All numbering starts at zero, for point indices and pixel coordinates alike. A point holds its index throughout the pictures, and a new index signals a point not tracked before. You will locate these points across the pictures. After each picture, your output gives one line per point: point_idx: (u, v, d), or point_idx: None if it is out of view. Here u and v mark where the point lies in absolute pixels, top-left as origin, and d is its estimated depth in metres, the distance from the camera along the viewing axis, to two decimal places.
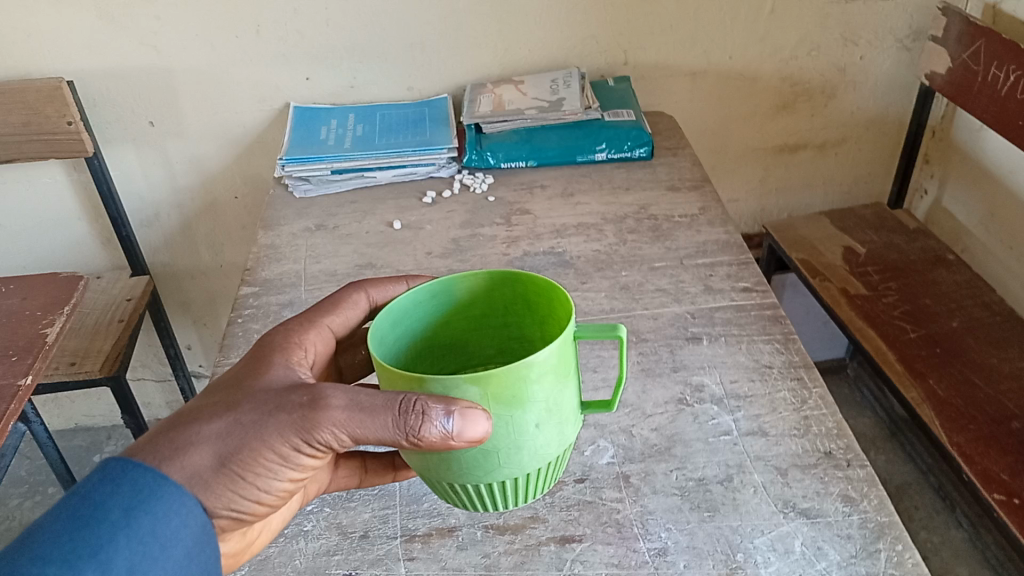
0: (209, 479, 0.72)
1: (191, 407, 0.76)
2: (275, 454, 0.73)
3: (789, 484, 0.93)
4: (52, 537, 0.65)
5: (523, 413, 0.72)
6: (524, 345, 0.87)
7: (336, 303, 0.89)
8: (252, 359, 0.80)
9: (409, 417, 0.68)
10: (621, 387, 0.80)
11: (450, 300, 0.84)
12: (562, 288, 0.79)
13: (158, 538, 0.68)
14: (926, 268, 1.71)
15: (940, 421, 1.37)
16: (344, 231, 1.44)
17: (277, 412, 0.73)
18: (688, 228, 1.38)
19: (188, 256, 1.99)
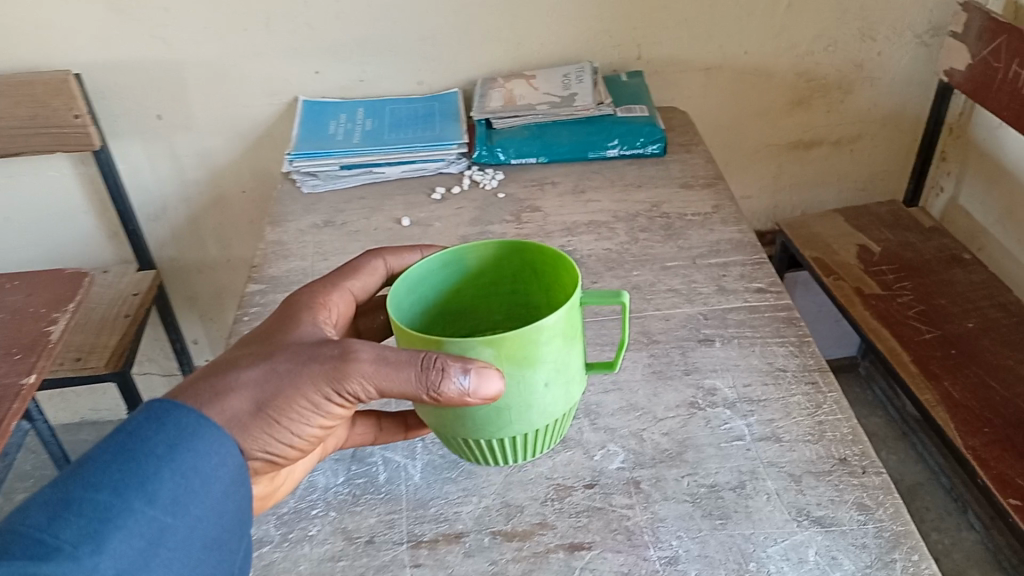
0: (245, 424, 0.75)
1: (228, 357, 0.80)
2: (308, 402, 0.76)
3: (803, 492, 0.91)
4: (102, 467, 0.67)
5: (533, 373, 0.78)
6: (531, 310, 0.93)
7: (354, 268, 0.92)
8: (285, 314, 0.84)
9: (428, 373, 0.72)
10: (623, 349, 0.87)
11: (462, 268, 0.90)
12: (567, 257, 0.85)
13: (200, 475, 0.70)
14: (942, 268, 1.68)
15: (956, 425, 1.34)
16: (352, 227, 1.43)
17: (312, 362, 0.76)
18: (701, 227, 1.36)
19: (196, 249, 1.98)
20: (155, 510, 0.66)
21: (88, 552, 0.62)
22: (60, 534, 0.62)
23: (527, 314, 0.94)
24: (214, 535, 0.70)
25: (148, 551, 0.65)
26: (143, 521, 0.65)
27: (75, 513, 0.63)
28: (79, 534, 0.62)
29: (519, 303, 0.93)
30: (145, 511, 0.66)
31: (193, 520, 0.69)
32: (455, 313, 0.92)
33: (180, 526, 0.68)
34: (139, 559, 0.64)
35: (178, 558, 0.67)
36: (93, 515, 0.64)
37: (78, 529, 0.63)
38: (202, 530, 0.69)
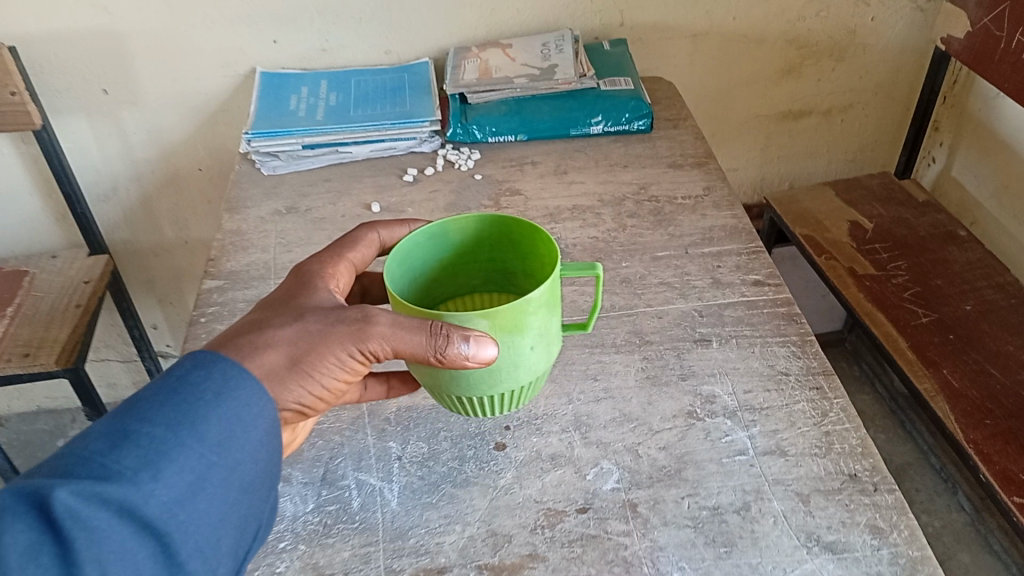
0: (281, 379, 0.72)
1: (253, 317, 0.78)
2: (335, 360, 0.75)
3: (813, 514, 0.85)
4: (157, 406, 0.66)
5: (524, 343, 0.76)
6: (510, 280, 0.88)
7: (344, 240, 0.87)
8: (295, 281, 0.81)
9: (436, 338, 0.71)
10: (596, 311, 0.88)
11: (446, 243, 0.84)
12: (545, 230, 0.80)
13: (244, 422, 0.68)
14: (937, 245, 1.62)
15: (956, 416, 1.29)
16: (316, 214, 1.32)
17: (338, 322, 0.75)
18: (692, 212, 1.27)
19: (151, 232, 1.85)
20: (204, 450, 0.65)
21: (143, 481, 0.61)
22: (117, 462, 0.61)
23: (507, 288, 0.88)
24: (254, 482, 0.68)
25: (196, 488, 0.64)
26: (193, 458, 0.64)
27: (130, 445, 0.63)
28: (136, 463, 0.62)
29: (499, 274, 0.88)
30: (195, 448, 0.65)
31: (237, 465, 0.67)
32: (436, 287, 0.86)
33: (224, 468, 0.66)
34: (186, 495, 0.63)
35: (221, 499, 0.65)
36: (148, 448, 0.63)
37: (135, 458, 0.62)
38: (243, 476, 0.67)
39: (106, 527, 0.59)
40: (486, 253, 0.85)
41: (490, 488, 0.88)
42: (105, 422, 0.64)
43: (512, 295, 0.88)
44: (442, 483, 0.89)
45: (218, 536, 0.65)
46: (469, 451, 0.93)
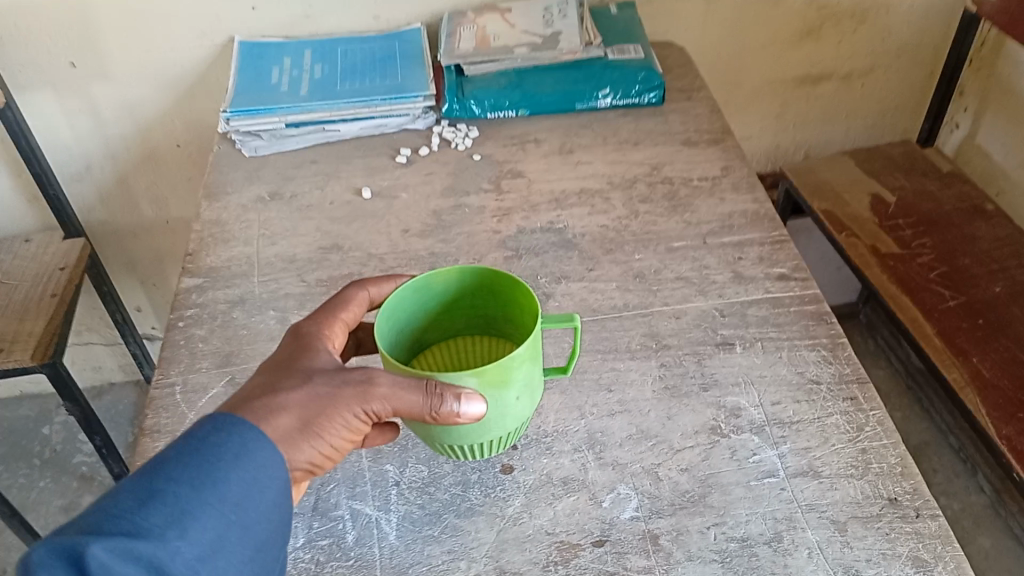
0: (293, 442, 0.68)
1: (256, 379, 0.72)
2: (343, 424, 0.71)
3: (851, 546, 0.77)
4: (179, 465, 0.63)
5: (512, 396, 0.74)
6: (492, 328, 0.83)
7: (334, 300, 0.80)
8: (291, 343, 0.75)
9: (431, 397, 0.69)
10: (575, 354, 0.80)
11: (431, 294, 0.78)
12: (526, 283, 0.75)
13: (262, 482, 0.65)
14: (963, 220, 1.52)
15: (987, 410, 1.21)
16: (302, 201, 1.22)
17: (345, 383, 0.70)
18: (710, 195, 1.18)
19: (129, 212, 1.75)
20: (225, 511, 0.62)
21: (169, 541, 0.59)
22: (143, 522, 0.59)
23: (485, 332, 0.84)
24: (268, 543, 0.65)
25: (216, 550, 0.61)
26: (215, 519, 0.61)
27: (156, 503, 0.60)
28: (162, 522, 0.59)
29: (481, 322, 0.83)
30: (216, 507, 0.62)
31: (254, 526, 0.64)
32: (421, 337, 0.81)
33: (242, 530, 0.63)
34: (207, 557, 0.60)
35: (239, 562, 0.62)
36: (175, 505, 0.60)
37: (163, 516, 0.60)
38: (260, 537, 0.64)
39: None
40: (469, 303, 0.80)
41: (497, 518, 0.81)
42: (130, 479, 0.62)
43: (491, 341, 0.83)
44: (445, 513, 0.82)
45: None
46: (473, 476, 0.85)
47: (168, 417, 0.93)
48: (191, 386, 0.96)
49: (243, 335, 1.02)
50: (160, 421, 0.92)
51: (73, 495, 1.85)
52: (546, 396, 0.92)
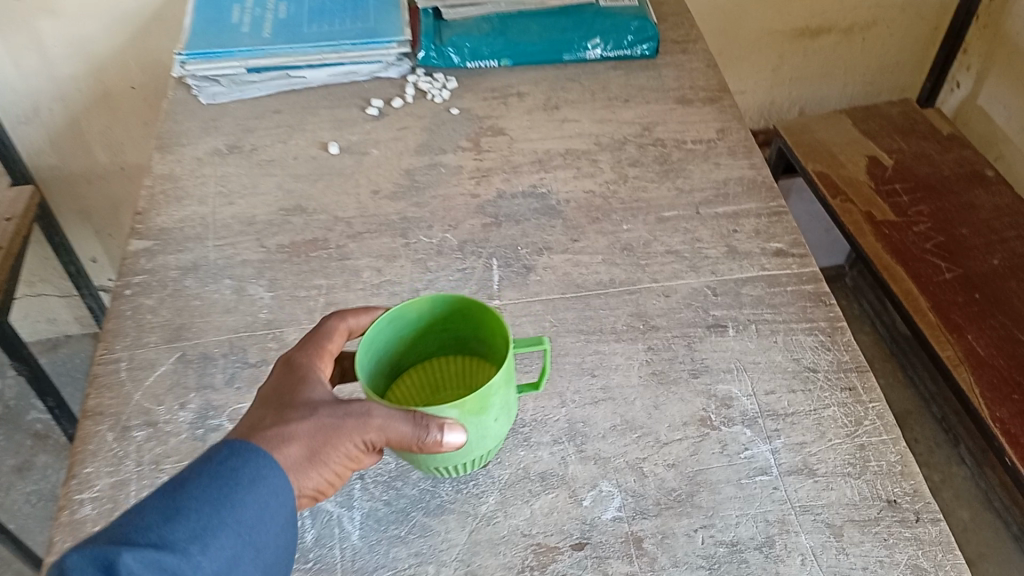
0: (302, 472, 0.65)
1: (252, 415, 0.68)
2: (347, 454, 0.67)
3: (847, 552, 0.72)
4: (201, 485, 0.60)
5: (491, 420, 0.72)
6: (462, 347, 0.82)
7: (314, 334, 0.74)
8: (283, 376, 0.70)
9: (426, 429, 0.66)
10: (547, 368, 0.75)
11: (405, 323, 0.77)
12: (495, 310, 0.75)
13: (274, 506, 0.62)
14: (963, 187, 1.45)
15: (981, 390, 1.15)
16: (262, 155, 1.12)
17: (351, 413, 0.66)
18: (704, 160, 1.10)
19: (81, 157, 1.63)
20: (243, 531, 0.60)
21: (193, 555, 0.57)
22: (170, 534, 0.57)
23: (458, 351, 0.82)
24: (275, 564, 0.63)
25: (233, 568, 0.59)
26: (233, 538, 0.59)
27: (181, 518, 0.58)
28: (187, 537, 0.58)
29: (451, 342, 0.82)
30: (233, 529, 0.60)
31: (266, 546, 0.62)
32: (395, 364, 0.79)
33: (257, 551, 0.61)
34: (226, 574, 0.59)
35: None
36: (199, 521, 0.59)
37: (188, 530, 0.58)
38: (268, 559, 0.62)
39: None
40: (440, 328, 0.79)
41: (469, 517, 0.75)
42: (153, 494, 0.60)
43: (465, 359, 0.82)
44: (412, 511, 0.76)
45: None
46: None
47: (112, 397, 0.85)
48: (137, 363, 0.88)
49: (196, 306, 0.94)
50: (103, 403, 0.85)
51: (27, 454, 1.77)
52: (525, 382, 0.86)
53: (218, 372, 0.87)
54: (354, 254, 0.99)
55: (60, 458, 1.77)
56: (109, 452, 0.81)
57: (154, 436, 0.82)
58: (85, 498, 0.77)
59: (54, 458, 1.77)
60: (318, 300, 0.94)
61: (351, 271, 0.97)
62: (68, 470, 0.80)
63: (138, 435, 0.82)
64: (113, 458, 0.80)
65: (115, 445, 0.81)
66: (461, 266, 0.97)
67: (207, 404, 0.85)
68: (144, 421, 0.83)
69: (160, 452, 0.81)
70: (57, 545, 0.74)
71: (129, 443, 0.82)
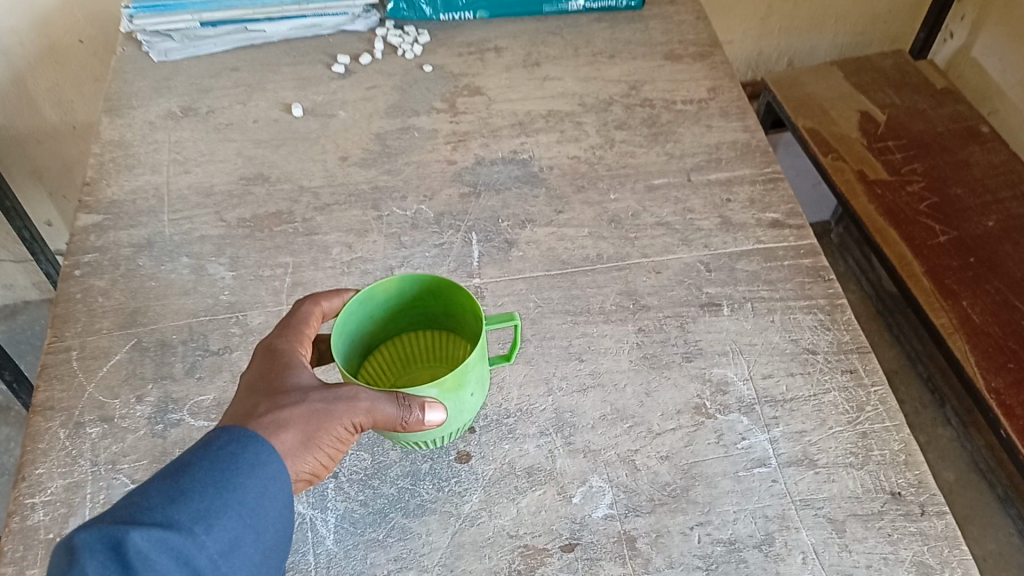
0: (299, 458, 0.60)
1: (235, 405, 0.61)
2: (341, 437, 0.62)
3: (850, 549, 0.69)
4: (202, 468, 0.55)
5: (469, 395, 0.68)
6: (432, 323, 0.76)
7: (288, 322, 0.67)
8: (264, 362, 0.64)
9: (413, 408, 0.62)
10: (519, 339, 0.70)
11: (374, 303, 0.70)
12: (463, 287, 0.69)
13: (274, 491, 0.57)
14: (956, 144, 1.40)
15: (975, 359, 1.12)
16: (220, 119, 1.04)
17: (342, 396, 0.61)
18: (695, 122, 1.03)
19: (28, 116, 1.52)
20: (246, 514, 0.54)
21: (198, 535, 0.51)
22: (175, 514, 0.51)
23: (425, 327, 0.76)
24: (276, 549, 0.57)
25: (236, 552, 0.53)
26: (237, 520, 0.54)
27: (186, 499, 0.53)
28: (193, 518, 0.52)
29: (420, 319, 0.76)
30: (236, 514, 0.54)
31: (270, 528, 0.56)
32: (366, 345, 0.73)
33: (260, 535, 0.55)
34: (229, 558, 0.53)
35: (254, 565, 0.55)
36: (203, 502, 0.53)
37: (193, 511, 0.52)
38: (269, 544, 0.56)
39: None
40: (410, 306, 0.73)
41: (452, 518, 0.70)
42: (154, 477, 0.54)
43: (432, 334, 0.77)
44: (390, 512, 0.71)
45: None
46: (423, 466, 0.74)
47: (63, 390, 0.78)
48: (89, 351, 0.81)
49: (152, 287, 0.86)
50: (54, 396, 0.77)
51: None
52: (508, 367, 0.80)
53: (178, 361, 0.80)
54: (322, 228, 0.92)
55: (22, 431, 1.68)
56: (62, 452, 0.73)
57: (110, 433, 0.74)
58: (36, 503, 0.70)
59: (17, 430, 1.67)
60: (284, 280, 0.87)
61: (320, 247, 0.90)
62: (17, 472, 0.72)
63: (93, 432, 0.74)
64: (66, 458, 0.73)
65: (69, 444, 0.74)
66: (438, 241, 0.90)
67: (166, 396, 0.77)
68: (99, 416, 0.76)
69: (117, 451, 0.73)
70: (7, 556, 0.67)
71: (83, 441, 0.74)
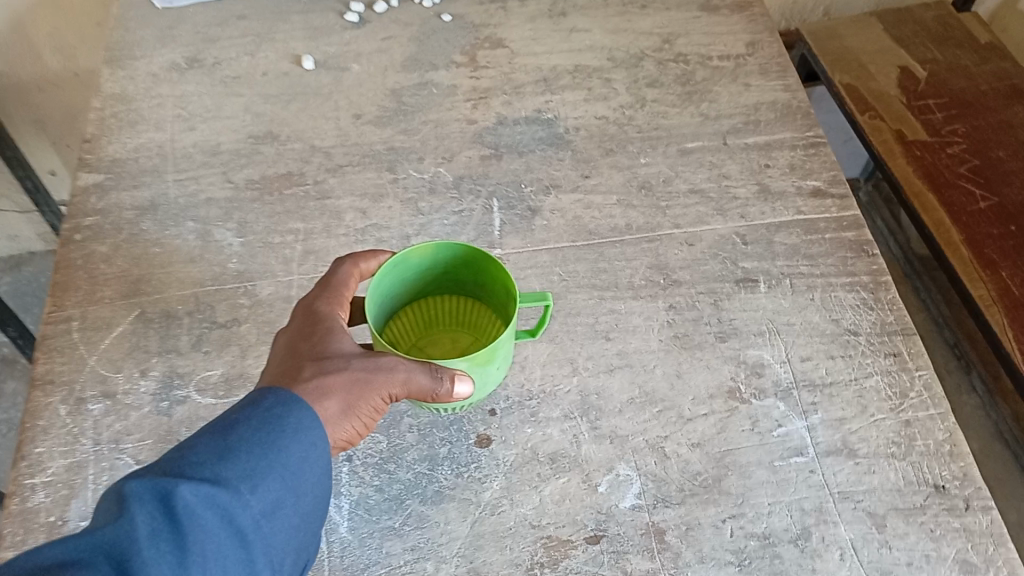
0: (337, 426, 0.56)
1: (274, 368, 0.58)
2: (380, 407, 0.59)
3: (890, 546, 0.65)
4: (249, 429, 0.51)
5: (495, 369, 0.64)
6: (459, 291, 0.72)
7: (325, 284, 0.63)
8: (304, 326, 0.60)
9: (446, 380, 0.58)
10: (548, 315, 0.66)
11: (406, 269, 0.66)
12: (499, 262, 0.65)
13: (316, 460, 0.53)
14: (1000, 103, 1.24)
15: (1014, 335, 0.97)
16: (228, 71, 0.99)
17: (384, 365, 0.57)
18: (732, 80, 0.97)
19: (29, 62, 1.46)
20: (289, 478, 0.51)
21: (242, 495, 0.48)
22: (223, 471, 0.48)
23: (452, 293, 0.72)
24: (315, 518, 0.53)
25: (278, 516, 0.50)
26: (280, 483, 0.50)
27: (234, 457, 0.49)
28: (239, 476, 0.49)
29: (449, 286, 0.71)
30: (280, 478, 0.50)
31: (311, 494, 0.52)
32: (393, 307, 0.69)
33: (301, 499, 0.51)
34: (271, 521, 0.49)
35: (294, 530, 0.51)
36: (249, 461, 0.49)
37: (240, 469, 0.49)
38: (309, 510, 0.52)
39: (211, 538, 0.46)
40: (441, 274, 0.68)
41: (471, 506, 0.67)
42: (201, 433, 0.51)
43: (459, 301, 0.72)
44: (407, 499, 0.68)
45: (279, 574, 0.50)
46: (442, 450, 0.70)
47: (64, 363, 0.74)
48: (91, 322, 0.77)
49: (156, 253, 0.82)
50: (54, 369, 0.74)
51: None
52: (532, 346, 0.76)
53: (183, 334, 0.76)
54: (335, 192, 0.87)
55: (29, 384, 1.66)
56: (63, 430, 0.70)
57: (113, 411, 0.71)
58: (37, 483, 0.67)
59: (24, 384, 1.66)
60: (295, 249, 0.82)
61: (332, 213, 0.85)
62: (17, 451, 0.69)
63: (96, 408, 0.71)
64: (69, 435, 0.69)
65: (71, 420, 0.70)
66: (457, 208, 0.85)
67: (172, 370, 0.73)
68: (101, 392, 0.72)
69: (121, 429, 0.70)
70: (8, 538, 0.64)
71: (84, 418, 0.70)
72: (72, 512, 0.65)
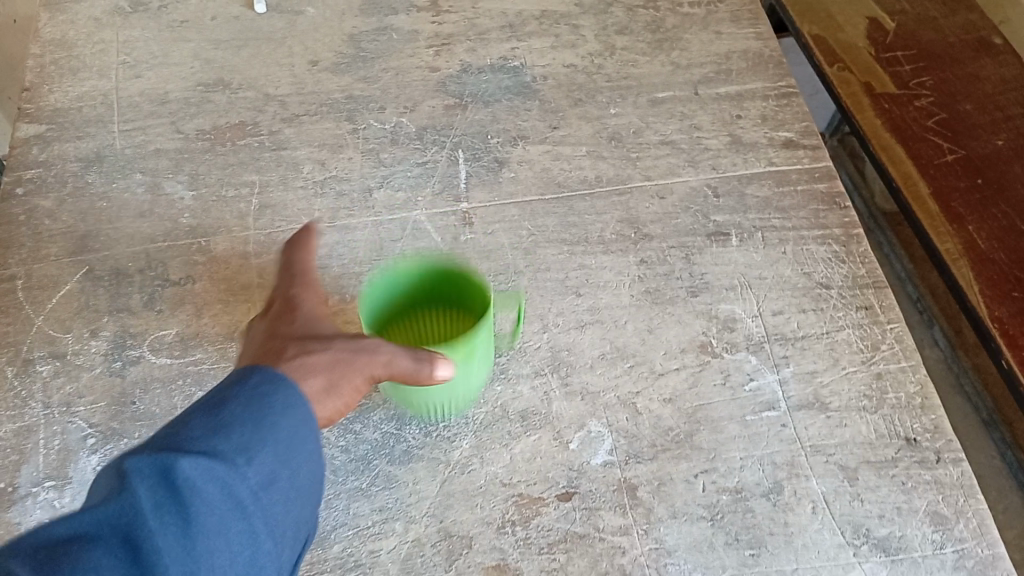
0: (319, 407, 0.52)
1: (252, 353, 0.54)
2: (363, 390, 0.55)
3: (862, 499, 0.65)
4: (241, 403, 0.47)
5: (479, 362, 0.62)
6: None
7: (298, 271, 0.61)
8: (280, 311, 0.57)
9: (428, 361, 0.54)
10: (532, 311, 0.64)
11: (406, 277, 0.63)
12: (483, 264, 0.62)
13: (309, 437, 0.49)
14: (965, 55, 1.18)
15: (979, 285, 0.94)
16: (176, 15, 0.93)
17: (366, 346, 0.55)
18: (703, 28, 0.94)
19: None
20: (285, 452, 0.47)
21: (241, 467, 0.44)
22: (219, 444, 0.44)
23: None
24: (313, 494, 0.49)
25: (277, 488, 0.46)
26: (276, 456, 0.46)
27: (229, 431, 0.45)
28: (236, 449, 0.45)
29: None
30: (277, 451, 0.46)
31: (306, 466, 0.48)
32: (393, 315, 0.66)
33: (298, 473, 0.47)
34: (271, 495, 0.45)
35: (293, 504, 0.47)
36: (245, 434, 0.45)
37: (237, 442, 0.45)
38: (306, 486, 0.48)
39: (212, 511, 0.42)
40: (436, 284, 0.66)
41: (441, 466, 0.65)
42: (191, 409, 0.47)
43: None
44: (375, 459, 0.66)
45: (282, 547, 0.46)
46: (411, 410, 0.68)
47: (9, 324, 0.70)
48: (36, 280, 0.73)
49: (104, 208, 0.77)
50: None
51: None
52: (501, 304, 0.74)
53: (136, 292, 0.72)
54: (292, 143, 0.83)
55: None
56: (9, 393, 0.66)
57: (63, 372, 0.67)
58: None
59: None
60: (250, 203, 0.78)
61: (289, 164, 0.81)
62: None
63: (44, 370, 0.67)
64: (15, 400, 0.66)
65: (17, 383, 0.66)
66: (421, 160, 0.82)
67: (123, 330, 0.70)
68: (50, 353, 0.68)
69: (71, 391, 0.66)
70: None
71: (30, 381, 0.67)
72: (21, 479, 0.62)
